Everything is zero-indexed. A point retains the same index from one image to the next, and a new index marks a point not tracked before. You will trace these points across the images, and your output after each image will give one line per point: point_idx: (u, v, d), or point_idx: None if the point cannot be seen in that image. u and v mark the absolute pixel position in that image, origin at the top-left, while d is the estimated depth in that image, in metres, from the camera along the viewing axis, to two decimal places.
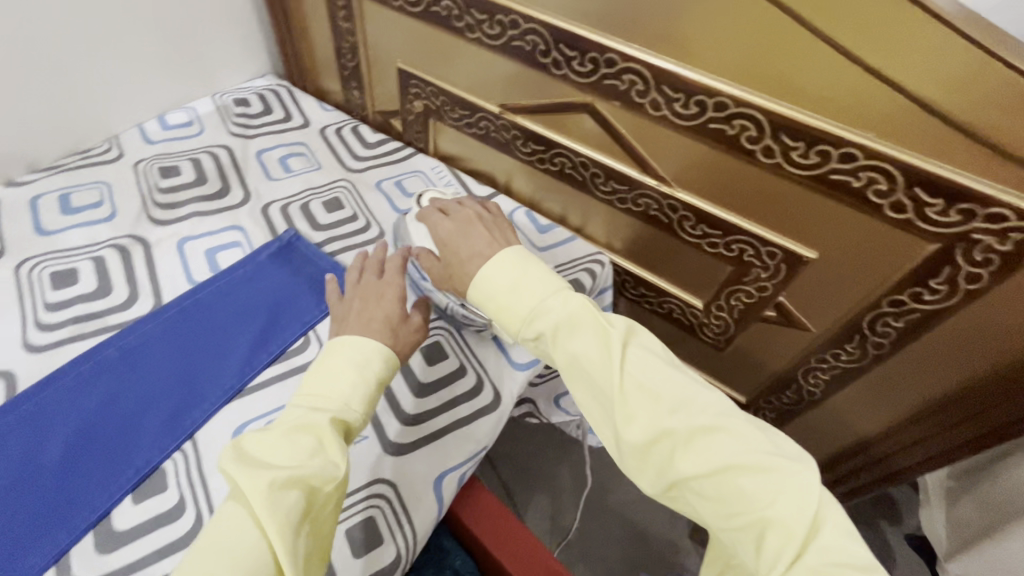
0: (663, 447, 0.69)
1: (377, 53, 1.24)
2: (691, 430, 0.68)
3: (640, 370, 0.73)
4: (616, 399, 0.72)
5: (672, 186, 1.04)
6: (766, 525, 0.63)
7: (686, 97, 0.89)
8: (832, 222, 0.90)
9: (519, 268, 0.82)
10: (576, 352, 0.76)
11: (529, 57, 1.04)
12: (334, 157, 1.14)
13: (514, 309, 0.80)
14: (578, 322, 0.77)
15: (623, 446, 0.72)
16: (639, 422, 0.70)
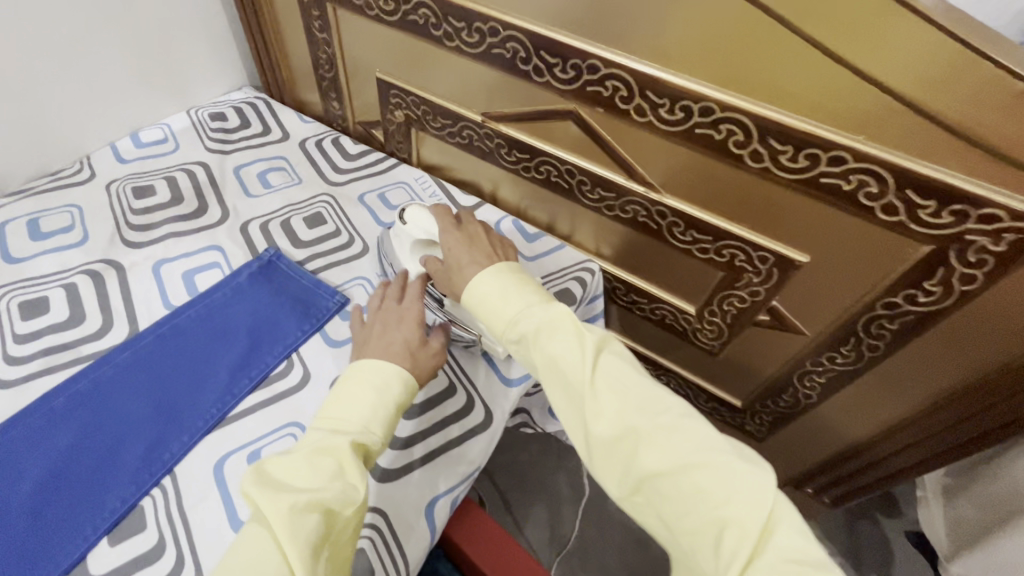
0: (628, 444, 0.46)
1: (203, 40, 0.93)
2: (655, 428, 0.46)
3: (616, 396, 0.48)
4: (577, 391, 0.50)
5: (588, 192, 0.75)
6: (723, 523, 0.41)
7: (577, 73, 0.63)
8: (768, 252, 0.64)
9: (496, 287, 0.57)
10: (552, 361, 0.51)
11: (395, 33, 0.76)
12: (149, 181, 0.83)
13: (497, 319, 0.56)
14: (556, 325, 0.53)
15: (591, 441, 0.48)
16: (609, 414, 0.48)
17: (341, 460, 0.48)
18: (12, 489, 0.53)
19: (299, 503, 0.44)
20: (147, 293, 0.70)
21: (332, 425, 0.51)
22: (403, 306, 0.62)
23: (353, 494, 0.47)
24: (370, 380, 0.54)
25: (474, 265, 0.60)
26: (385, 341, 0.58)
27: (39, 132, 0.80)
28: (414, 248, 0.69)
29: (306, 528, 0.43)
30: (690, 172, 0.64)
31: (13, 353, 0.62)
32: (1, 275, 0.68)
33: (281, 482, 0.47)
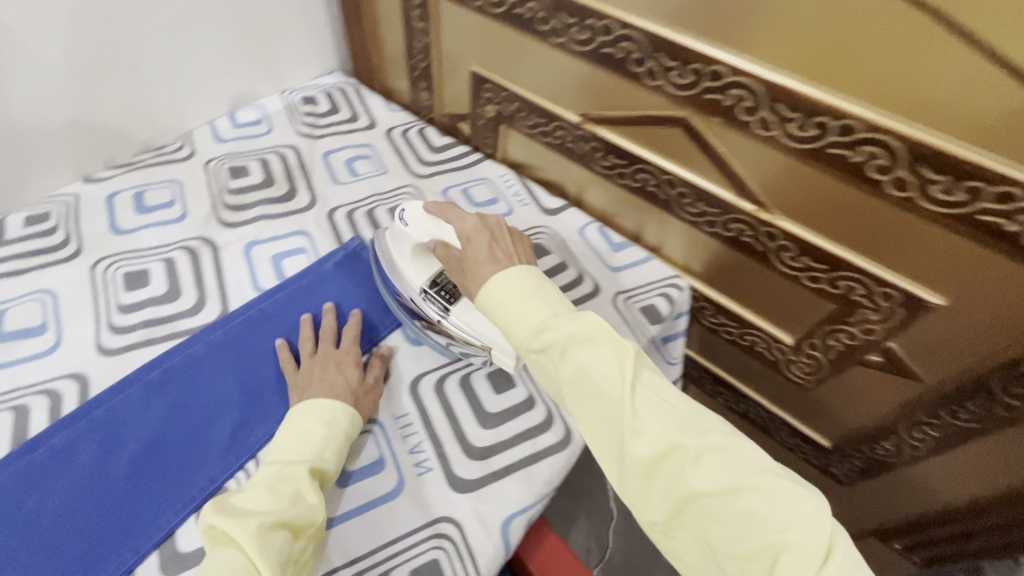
0: (671, 464, 0.41)
1: (301, 25, 0.94)
2: (703, 446, 0.40)
3: (657, 411, 0.43)
4: (612, 408, 0.43)
5: (688, 205, 0.71)
6: (785, 553, 0.36)
7: (696, 78, 0.58)
8: (894, 288, 0.58)
9: (518, 289, 0.50)
10: (585, 377, 0.44)
11: (497, 27, 0.74)
12: (244, 161, 0.85)
13: (518, 326, 0.49)
14: (588, 334, 0.46)
15: (628, 461, 0.42)
16: (650, 431, 0.42)
17: (301, 485, 0.49)
18: (112, 457, 0.55)
19: (267, 522, 0.44)
20: (238, 274, 0.71)
21: (287, 456, 0.51)
22: (341, 349, 0.63)
23: (314, 515, 0.47)
24: (316, 415, 0.54)
25: (494, 263, 0.52)
26: (328, 382, 0.58)
27: (147, 108, 0.83)
28: (417, 252, 0.64)
29: (274, 547, 0.43)
30: (803, 192, 0.59)
31: (117, 322, 0.65)
32: (109, 244, 0.71)
33: (238, 508, 0.46)
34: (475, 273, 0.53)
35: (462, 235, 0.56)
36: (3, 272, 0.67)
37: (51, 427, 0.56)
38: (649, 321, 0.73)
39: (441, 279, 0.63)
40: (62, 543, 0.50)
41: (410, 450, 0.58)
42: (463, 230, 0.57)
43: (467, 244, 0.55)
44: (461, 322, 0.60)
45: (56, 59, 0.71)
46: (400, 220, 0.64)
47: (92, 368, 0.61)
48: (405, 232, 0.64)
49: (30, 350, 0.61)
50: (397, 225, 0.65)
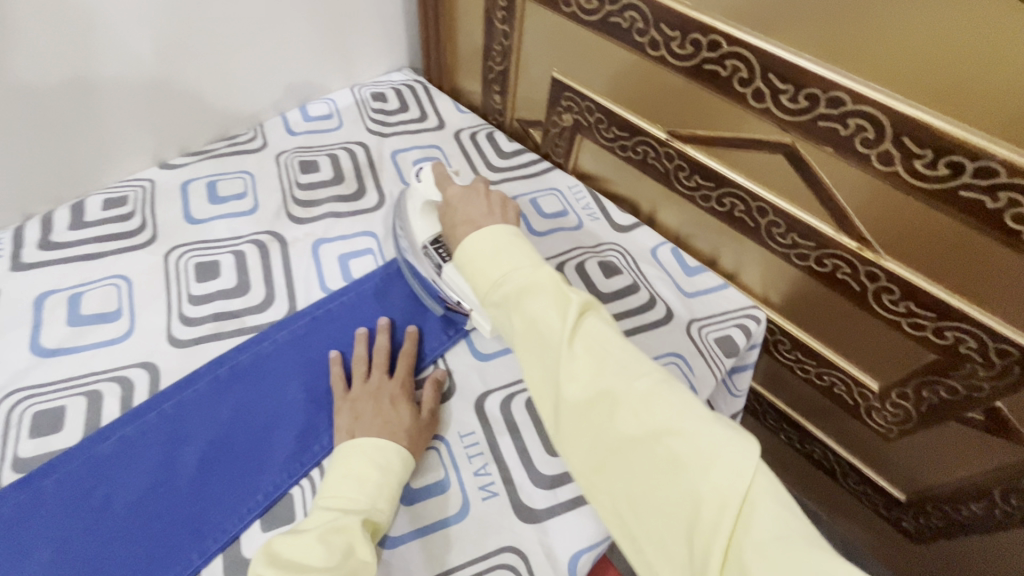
0: (601, 409, 0.40)
1: (378, 20, 0.93)
2: (633, 394, 0.39)
3: (595, 359, 0.41)
4: (553, 355, 0.42)
5: (779, 235, 0.66)
6: (697, 502, 0.35)
7: (811, 104, 0.54)
8: (1015, 346, 0.53)
9: (481, 238, 0.47)
10: (532, 325, 0.42)
11: (587, 34, 0.71)
12: (315, 156, 0.84)
13: (477, 275, 0.47)
14: (539, 283, 0.44)
15: (563, 405, 0.41)
16: (585, 377, 0.40)
17: (353, 537, 0.47)
18: (179, 453, 0.54)
19: None
20: (307, 272, 0.71)
21: (340, 504, 0.50)
22: (395, 381, 0.60)
23: (366, 571, 0.45)
24: (369, 457, 0.52)
25: (466, 221, 0.51)
26: (381, 420, 0.55)
27: (225, 97, 0.83)
28: (425, 209, 0.63)
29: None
30: (904, 219, 0.54)
31: (188, 314, 0.64)
32: (183, 233, 0.71)
33: (292, 560, 0.45)
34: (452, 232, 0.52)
35: (447, 201, 0.55)
36: (81, 255, 0.67)
37: (121, 417, 0.56)
38: (725, 354, 0.70)
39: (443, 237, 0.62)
40: (129, 540, 0.50)
41: (476, 472, 0.56)
42: (448, 197, 0.55)
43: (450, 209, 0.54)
44: (449, 283, 0.60)
45: (146, 46, 0.71)
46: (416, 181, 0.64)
47: (163, 358, 0.61)
48: (417, 188, 0.64)
49: (103, 336, 0.61)
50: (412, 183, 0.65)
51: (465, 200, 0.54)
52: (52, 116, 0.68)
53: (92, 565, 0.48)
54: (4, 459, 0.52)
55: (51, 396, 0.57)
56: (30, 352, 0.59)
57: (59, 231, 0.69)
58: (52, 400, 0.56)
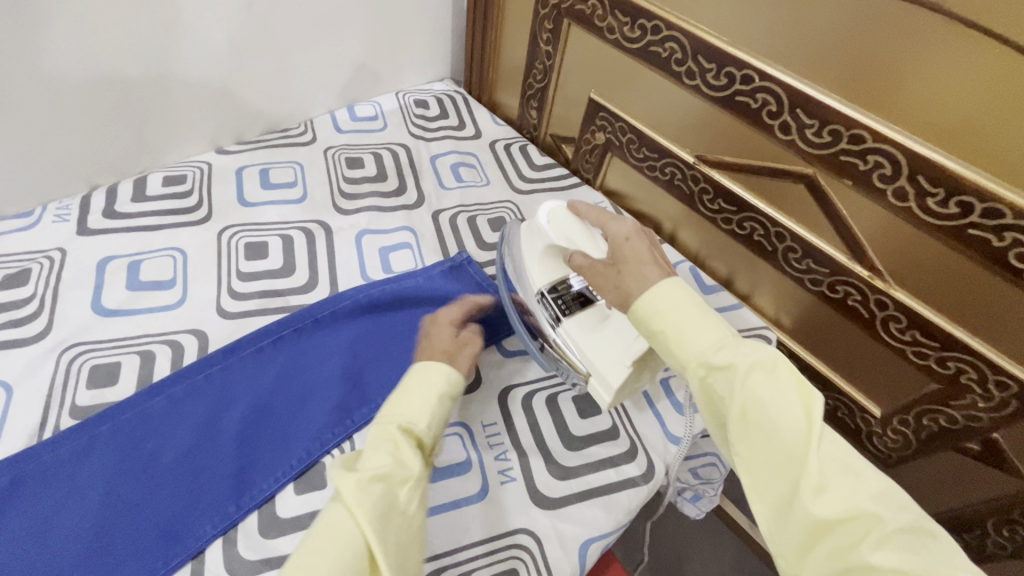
0: (854, 532, 0.36)
1: (428, 33, 0.99)
2: (899, 527, 0.36)
3: (844, 470, 0.38)
4: (793, 452, 0.39)
5: (795, 260, 0.70)
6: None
7: (835, 139, 0.59)
8: (1014, 379, 0.57)
9: (692, 302, 0.46)
10: (765, 410, 0.41)
11: (628, 60, 0.76)
12: (360, 154, 0.90)
13: (694, 341, 0.45)
14: (773, 366, 0.42)
15: (796, 514, 0.38)
16: (836, 491, 0.38)
17: (398, 442, 0.48)
18: (224, 414, 0.58)
19: (364, 476, 0.44)
20: (348, 260, 0.75)
21: (388, 411, 0.51)
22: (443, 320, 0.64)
23: (410, 470, 0.46)
24: (410, 371, 0.55)
25: (656, 268, 0.49)
26: (429, 344, 0.60)
27: (282, 92, 0.88)
28: (547, 252, 0.63)
29: (372, 499, 0.43)
30: (940, 268, 0.58)
31: (237, 289, 0.69)
32: (236, 214, 0.76)
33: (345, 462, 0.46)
34: (636, 275, 0.49)
35: (618, 237, 0.53)
36: (142, 226, 0.72)
37: (170, 376, 0.60)
38: None
39: (562, 287, 0.62)
40: (173, 489, 0.53)
41: (496, 457, 0.60)
42: (618, 234, 0.53)
43: (624, 245, 0.52)
44: (566, 338, 0.60)
45: (220, 39, 0.76)
46: (542, 216, 0.64)
47: (211, 326, 0.65)
48: (541, 230, 0.64)
49: (159, 302, 0.66)
50: (536, 219, 0.65)
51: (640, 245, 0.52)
52: (131, 95, 0.73)
53: (138, 510, 0.51)
54: (63, 406, 0.56)
55: (108, 352, 0.61)
56: (91, 310, 0.63)
57: (122, 203, 0.74)
58: (108, 355, 0.61)
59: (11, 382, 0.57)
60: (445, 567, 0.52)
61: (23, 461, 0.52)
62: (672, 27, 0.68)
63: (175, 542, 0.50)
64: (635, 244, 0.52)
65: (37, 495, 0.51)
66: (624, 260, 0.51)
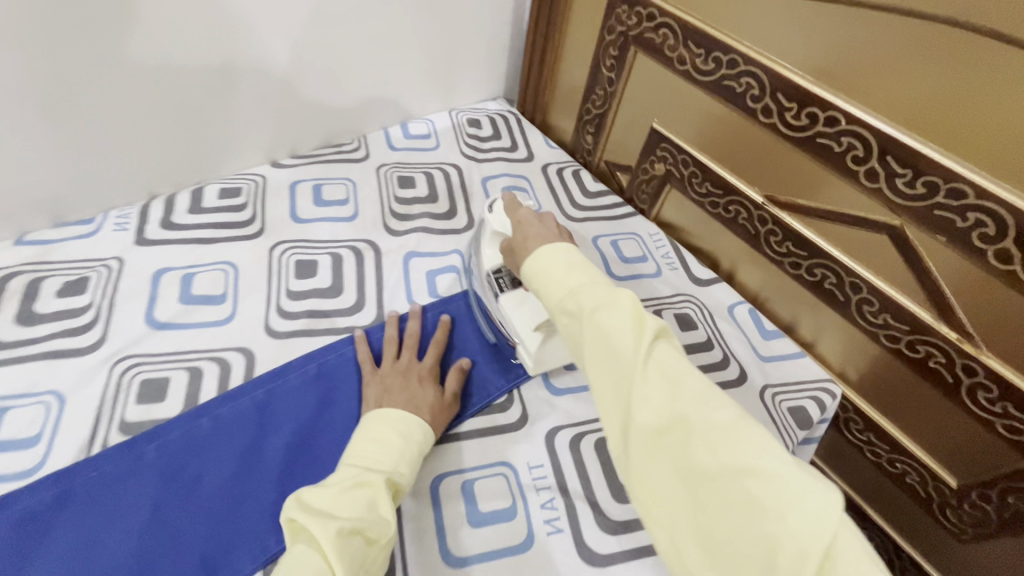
0: (674, 438, 0.38)
1: (485, 53, 0.98)
2: (709, 426, 0.37)
3: (670, 385, 0.39)
4: (626, 373, 0.40)
5: (870, 313, 0.65)
6: (778, 547, 0.33)
7: (929, 191, 0.54)
8: (978, 361, 0.58)
9: (561, 259, 0.48)
10: (605, 341, 0.42)
11: (697, 92, 0.73)
12: (412, 173, 0.89)
13: (549, 288, 0.47)
14: (615, 300, 0.43)
15: (630, 432, 0.40)
16: (659, 402, 0.39)
17: (376, 493, 0.49)
18: (267, 441, 0.57)
19: (344, 530, 0.45)
20: (395, 282, 0.74)
21: (366, 462, 0.51)
22: (422, 364, 0.64)
23: (386, 527, 0.47)
24: (394, 428, 0.55)
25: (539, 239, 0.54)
26: (408, 394, 0.59)
27: (340, 108, 0.88)
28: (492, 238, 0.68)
29: (349, 554, 0.44)
30: None
31: (286, 307, 0.68)
32: (287, 230, 0.76)
33: (321, 509, 0.47)
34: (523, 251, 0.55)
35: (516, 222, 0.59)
36: (197, 238, 0.72)
37: (217, 398, 0.59)
38: (798, 426, 0.69)
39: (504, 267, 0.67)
40: (214, 517, 0.52)
41: (543, 504, 0.57)
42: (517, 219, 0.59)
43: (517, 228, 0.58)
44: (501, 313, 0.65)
45: (282, 54, 0.77)
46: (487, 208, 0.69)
47: (259, 345, 0.65)
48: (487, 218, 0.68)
49: (209, 317, 0.65)
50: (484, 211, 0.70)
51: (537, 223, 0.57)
52: (194, 109, 0.74)
53: (179, 536, 0.51)
54: (112, 420, 0.56)
55: (157, 366, 0.61)
56: (144, 323, 0.63)
57: (179, 214, 0.74)
58: (158, 370, 0.60)
59: (65, 393, 0.57)
60: None
61: (71, 477, 0.52)
62: (751, 63, 0.65)
63: None
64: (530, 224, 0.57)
65: (82, 513, 0.51)
66: (514, 237, 0.57)
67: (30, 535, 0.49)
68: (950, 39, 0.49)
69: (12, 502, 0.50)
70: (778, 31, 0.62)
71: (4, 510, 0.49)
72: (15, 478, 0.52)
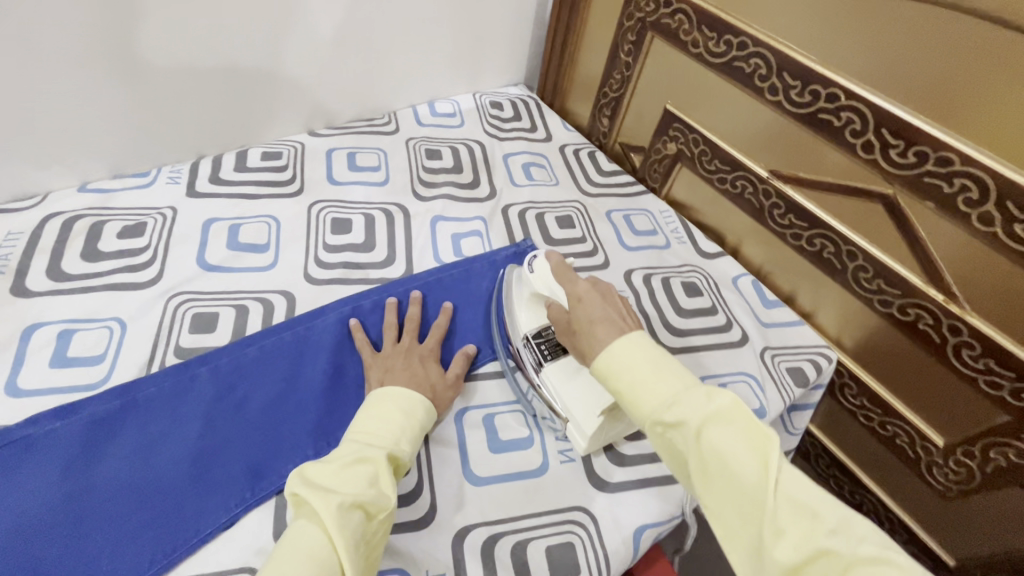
0: (818, 573, 0.37)
1: (510, 39, 1.04)
2: (855, 558, 0.37)
3: (801, 513, 0.39)
4: (754, 501, 0.40)
5: (865, 280, 0.70)
6: None
7: (919, 160, 0.60)
8: (963, 321, 0.62)
9: (648, 360, 0.48)
10: (724, 465, 0.42)
11: (710, 73, 0.78)
12: (439, 146, 0.95)
13: (646, 397, 0.46)
14: (724, 415, 0.43)
15: (764, 562, 0.39)
16: (792, 531, 0.39)
17: (377, 468, 0.50)
18: (306, 371, 0.63)
19: (344, 503, 0.46)
20: (423, 242, 0.80)
21: (367, 437, 0.52)
22: (424, 346, 0.66)
23: (386, 501, 0.48)
24: (396, 403, 0.56)
25: (608, 324, 0.52)
26: (411, 373, 0.61)
27: (374, 85, 0.94)
28: (533, 299, 0.67)
29: (349, 525, 0.45)
30: (1012, 297, 0.58)
31: (323, 258, 0.74)
32: (324, 190, 0.82)
33: (322, 484, 0.48)
34: (588, 334, 0.52)
35: (575, 295, 0.57)
36: (242, 193, 0.78)
37: (262, 330, 0.65)
38: (795, 385, 0.74)
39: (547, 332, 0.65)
40: (260, 432, 0.58)
41: (557, 437, 0.63)
42: (573, 293, 0.57)
43: (577, 304, 0.55)
44: (548, 384, 0.62)
45: (327, 32, 0.83)
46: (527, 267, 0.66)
47: (299, 289, 0.70)
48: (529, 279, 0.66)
49: (254, 262, 0.71)
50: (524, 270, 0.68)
51: (596, 299, 0.55)
52: (244, 78, 0.80)
53: (230, 446, 0.57)
54: (168, 345, 0.62)
55: (208, 302, 0.67)
56: (196, 264, 0.69)
57: (225, 171, 0.81)
58: (208, 306, 0.66)
59: (125, 320, 0.63)
60: (501, 534, 0.55)
61: (134, 389, 0.58)
62: (759, 45, 0.70)
63: (261, 479, 0.55)
64: (592, 300, 0.55)
65: (144, 420, 0.57)
66: (576, 317, 0.55)
67: (98, 438, 0.55)
68: (940, 19, 0.55)
69: (82, 407, 0.56)
70: (786, 15, 0.67)
71: (74, 414, 0.55)
72: (85, 389, 0.58)
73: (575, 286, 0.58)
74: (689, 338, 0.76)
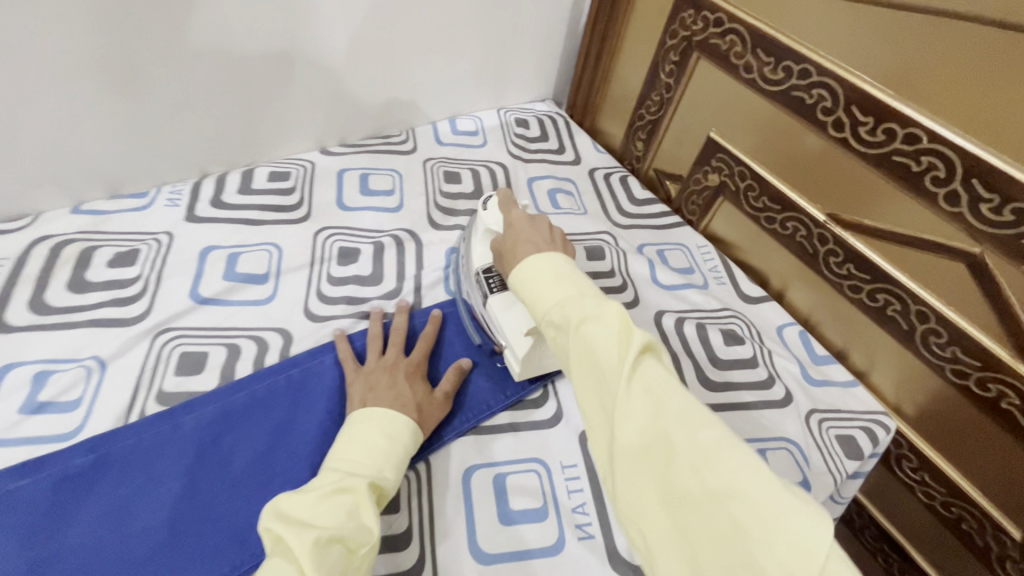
0: (654, 456, 0.34)
1: (538, 53, 0.96)
2: (694, 447, 0.33)
3: (652, 400, 0.36)
4: (608, 389, 0.37)
5: (936, 345, 0.61)
6: None
7: (1018, 219, 0.51)
8: None
9: (551, 266, 0.45)
10: (590, 355, 0.38)
11: (763, 102, 0.70)
12: (458, 168, 0.88)
13: (539, 299, 0.44)
14: (604, 312, 0.40)
15: (612, 448, 0.36)
16: (641, 417, 0.35)
17: (359, 499, 0.44)
18: (297, 421, 0.57)
19: (324, 535, 0.40)
20: (436, 276, 0.73)
21: (349, 466, 0.48)
22: (410, 360, 0.61)
23: (368, 535, 0.43)
24: (380, 427, 0.51)
25: (530, 245, 0.50)
26: (395, 391, 0.56)
27: (391, 100, 0.88)
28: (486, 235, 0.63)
29: (328, 562, 0.38)
30: None
31: (326, 292, 0.68)
32: (333, 216, 0.76)
33: (296, 516, 0.42)
34: (511, 258, 0.50)
35: (508, 222, 0.55)
36: (244, 218, 0.73)
37: (254, 373, 0.59)
38: (847, 456, 0.65)
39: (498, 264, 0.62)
40: (244, 490, 0.52)
41: (573, 509, 0.56)
42: (509, 219, 0.55)
43: (508, 230, 0.53)
44: (489, 314, 0.61)
45: (343, 46, 0.77)
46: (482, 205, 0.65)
47: (298, 328, 0.64)
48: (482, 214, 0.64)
49: (250, 296, 0.65)
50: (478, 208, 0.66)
51: (528, 225, 0.53)
52: (252, 92, 0.75)
53: (208, 507, 0.51)
54: (150, 391, 0.56)
55: (198, 341, 0.61)
56: (189, 297, 0.64)
57: (229, 193, 0.75)
58: (197, 345, 0.61)
59: (105, 359, 0.58)
60: None
61: (110, 441, 0.52)
62: (825, 73, 0.62)
63: (245, 547, 0.49)
64: (522, 226, 0.53)
65: (117, 478, 0.51)
66: (505, 242, 0.52)
67: (67, 498, 0.49)
68: None
69: (51, 463, 0.50)
70: (859, 41, 0.59)
71: (43, 470, 0.50)
72: (56, 439, 0.52)
73: (513, 214, 0.55)
74: (728, 396, 0.68)
